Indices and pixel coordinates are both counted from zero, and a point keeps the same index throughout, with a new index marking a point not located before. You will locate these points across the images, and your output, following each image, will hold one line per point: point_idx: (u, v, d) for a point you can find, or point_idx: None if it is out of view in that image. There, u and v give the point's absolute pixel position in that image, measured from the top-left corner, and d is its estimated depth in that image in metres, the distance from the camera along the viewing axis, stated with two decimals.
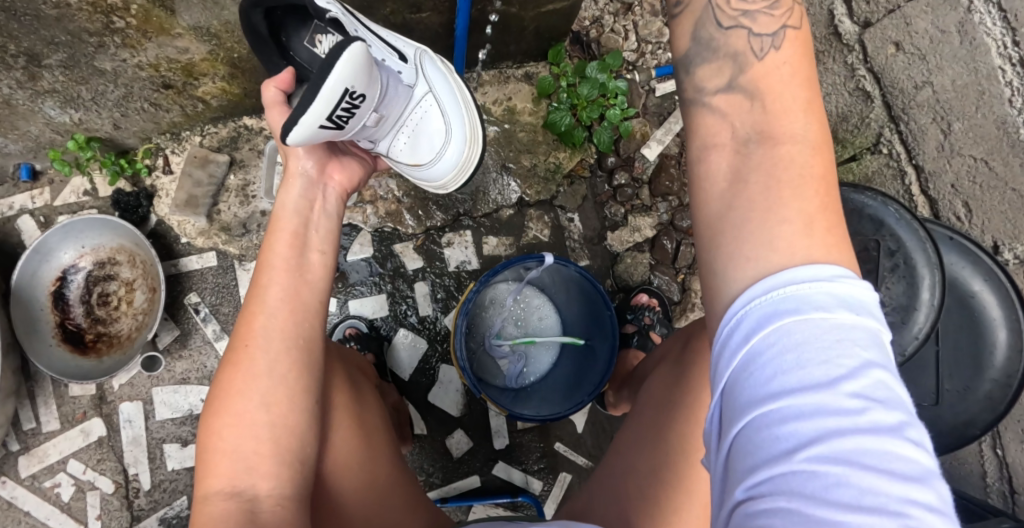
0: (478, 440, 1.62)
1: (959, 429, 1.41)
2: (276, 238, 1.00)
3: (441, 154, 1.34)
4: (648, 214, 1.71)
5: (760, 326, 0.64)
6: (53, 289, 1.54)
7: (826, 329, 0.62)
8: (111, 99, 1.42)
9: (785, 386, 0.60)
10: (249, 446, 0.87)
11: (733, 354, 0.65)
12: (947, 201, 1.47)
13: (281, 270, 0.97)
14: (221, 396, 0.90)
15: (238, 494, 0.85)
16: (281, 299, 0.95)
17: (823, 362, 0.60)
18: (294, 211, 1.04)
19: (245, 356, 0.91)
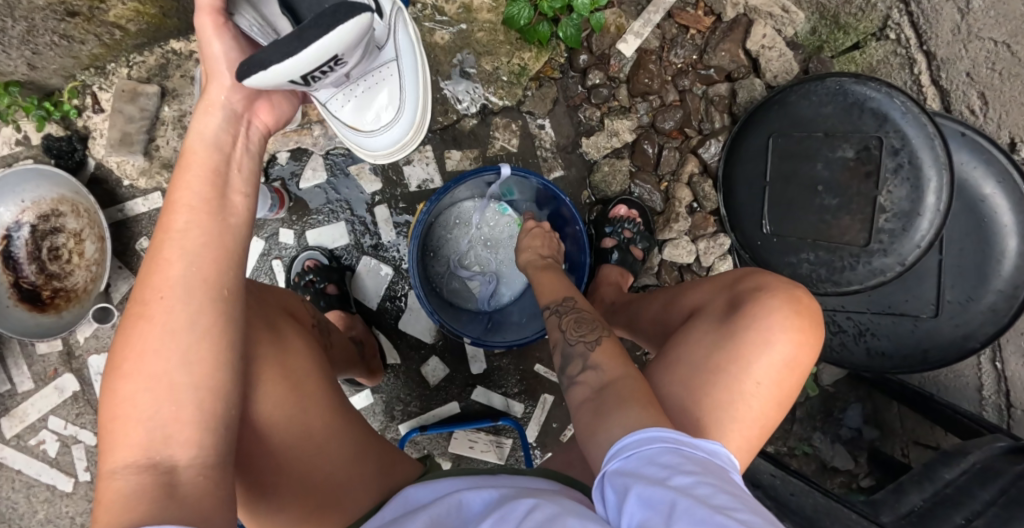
0: (454, 365, 1.57)
1: (958, 342, 1.35)
2: (189, 174, 0.85)
3: (383, 129, 1.24)
4: (627, 115, 1.56)
5: (663, 442, 0.81)
6: (0, 248, 1.47)
7: (701, 450, 0.82)
8: (15, 36, 1.26)
9: (682, 467, 0.77)
10: (165, 411, 0.76)
11: (640, 455, 0.80)
12: (960, 92, 1.33)
13: (199, 212, 0.83)
14: (126, 354, 0.77)
15: (153, 467, 0.74)
16: (196, 248, 0.82)
17: (705, 466, 0.78)
18: (213, 144, 0.89)
19: (155, 309, 0.79)
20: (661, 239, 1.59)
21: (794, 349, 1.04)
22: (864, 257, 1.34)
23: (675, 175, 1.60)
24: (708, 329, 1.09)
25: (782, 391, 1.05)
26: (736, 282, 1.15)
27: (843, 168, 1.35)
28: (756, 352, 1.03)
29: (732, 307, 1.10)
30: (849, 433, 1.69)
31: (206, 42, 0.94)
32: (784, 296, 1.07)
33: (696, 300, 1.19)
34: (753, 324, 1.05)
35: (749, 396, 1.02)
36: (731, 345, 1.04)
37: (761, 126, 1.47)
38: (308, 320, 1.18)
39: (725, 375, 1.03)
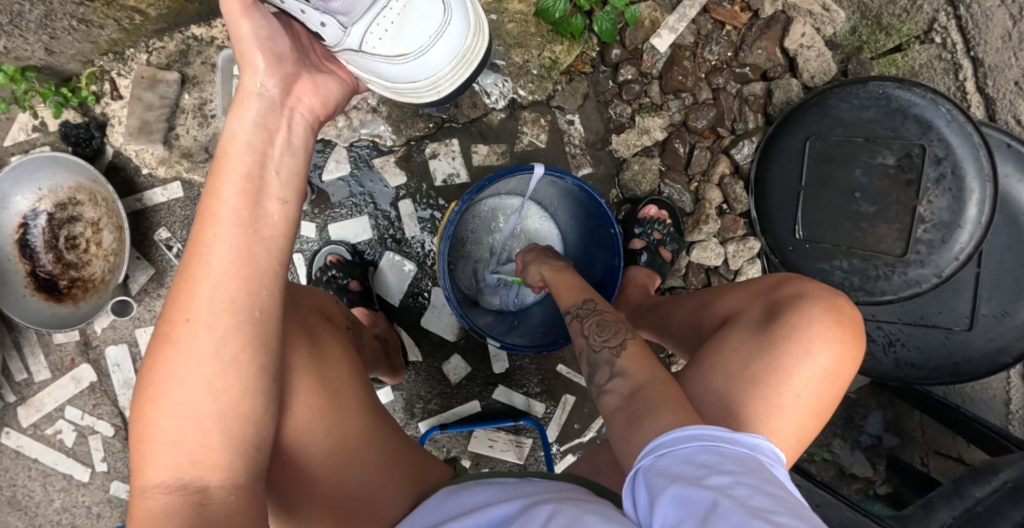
0: (475, 363, 1.56)
1: (991, 356, 1.33)
2: (223, 183, 0.80)
3: (430, 50, 1.06)
4: (658, 114, 1.53)
5: (704, 440, 0.74)
6: (17, 237, 1.44)
7: (741, 446, 0.75)
8: (32, 20, 1.22)
9: (725, 468, 0.70)
10: (193, 436, 0.73)
11: (677, 454, 0.74)
12: (1007, 101, 1.29)
13: (231, 225, 0.78)
14: (156, 371, 0.75)
15: (184, 488, 0.73)
16: (227, 266, 0.77)
17: (750, 467, 0.71)
18: (246, 145, 0.82)
19: (184, 330, 0.75)
20: (689, 241, 1.57)
21: (835, 361, 1.01)
22: (899, 267, 1.32)
23: (706, 176, 1.56)
24: (744, 338, 1.05)
25: (821, 404, 1.01)
26: (773, 288, 1.11)
27: (881, 175, 1.32)
28: (796, 363, 1.00)
29: (769, 314, 1.06)
30: (869, 440, 1.69)
31: (237, 24, 0.88)
32: (826, 305, 1.03)
33: (729, 305, 1.15)
34: (793, 334, 1.01)
35: (787, 409, 0.99)
36: (769, 356, 1.00)
37: (797, 129, 1.43)
38: (342, 322, 1.15)
39: (763, 387, 0.99)
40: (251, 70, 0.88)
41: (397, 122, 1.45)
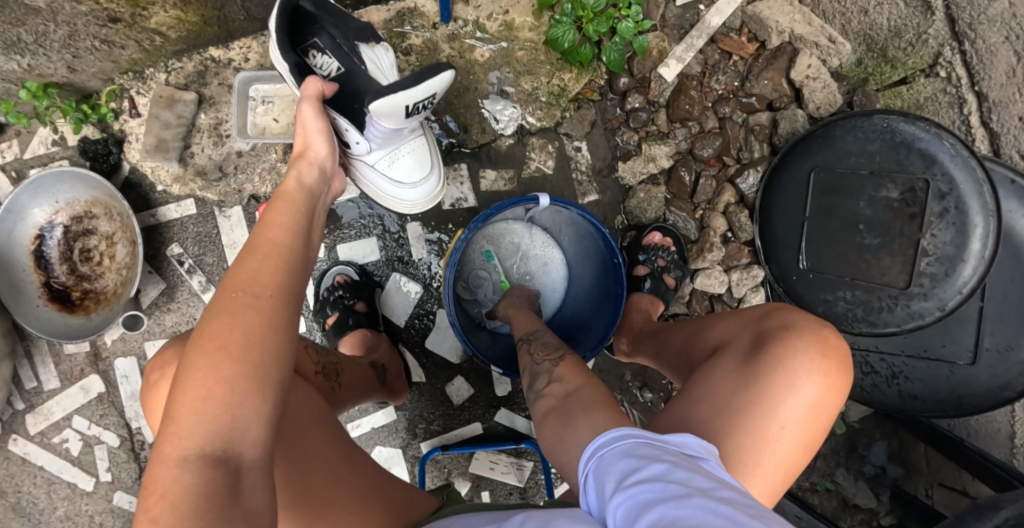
0: (479, 385, 1.57)
1: (994, 392, 1.33)
2: (283, 211, 0.94)
3: (410, 187, 1.32)
4: (665, 142, 1.54)
5: (642, 439, 0.79)
6: (32, 247, 1.47)
7: (675, 442, 0.80)
8: (56, 40, 1.26)
9: (666, 459, 0.74)
10: (246, 406, 0.75)
11: (619, 455, 0.78)
12: (1012, 137, 1.29)
13: (287, 241, 0.90)
14: (205, 340, 0.77)
15: (222, 462, 0.72)
16: (291, 268, 0.87)
17: (688, 459, 0.76)
18: (304, 195, 1.00)
19: (244, 310, 0.80)
20: (693, 268, 1.57)
21: (822, 393, 1.01)
22: (903, 299, 1.33)
23: (711, 204, 1.57)
24: (731, 368, 1.06)
25: (808, 436, 1.02)
26: (762, 318, 1.12)
27: (885, 208, 1.33)
28: (783, 394, 1.00)
29: (755, 345, 1.07)
30: (873, 469, 1.69)
31: (306, 119, 1.07)
32: (812, 337, 1.03)
33: (720, 335, 1.16)
34: (778, 365, 1.01)
35: (775, 440, 0.99)
36: (755, 387, 1.01)
37: (802, 160, 1.44)
38: (310, 369, 1.14)
39: (751, 418, 0.99)
40: (308, 160, 1.07)
41: None
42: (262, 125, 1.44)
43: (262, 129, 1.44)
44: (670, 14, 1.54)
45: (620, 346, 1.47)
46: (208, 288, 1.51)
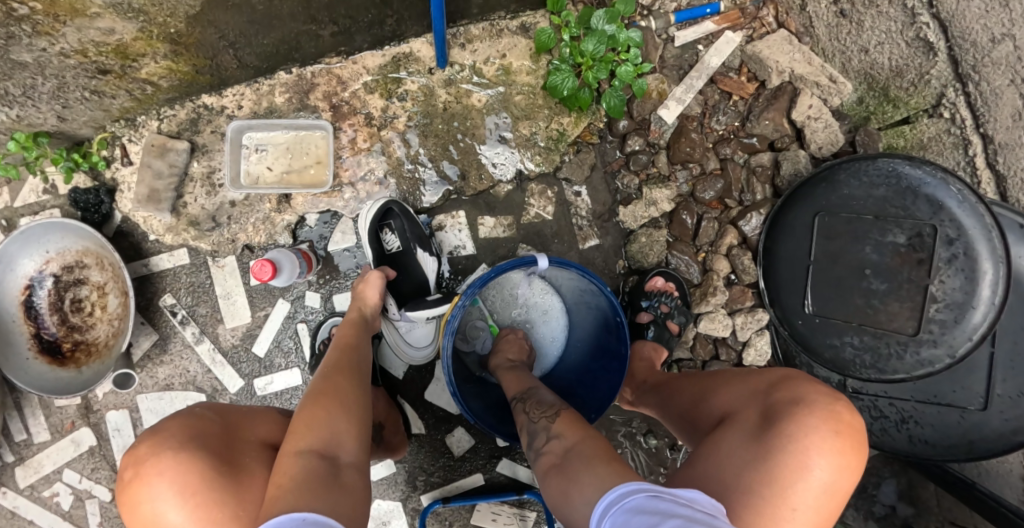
0: (480, 436, 1.52)
1: (1007, 437, 1.31)
2: (352, 330, 1.23)
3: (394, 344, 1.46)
4: (666, 185, 1.52)
5: (651, 493, 0.81)
6: (22, 298, 1.44)
7: (683, 494, 0.83)
8: (45, 91, 1.25)
9: (679, 517, 0.77)
10: (340, 425, 0.97)
11: (631, 509, 0.80)
12: (1018, 178, 1.25)
13: (358, 343, 1.19)
14: (313, 389, 1.03)
15: (325, 458, 0.92)
16: (361, 355, 1.16)
17: (697, 515, 0.79)
18: (362, 331, 1.25)
19: (338, 372, 1.08)
20: (696, 312, 1.53)
21: (835, 474, 0.98)
22: (912, 346, 1.31)
23: (714, 246, 1.55)
24: (740, 443, 1.02)
25: (821, 518, 0.98)
26: (771, 388, 1.07)
27: (892, 253, 1.31)
28: (794, 477, 0.97)
29: (766, 420, 1.02)
30: (882, 509, 1.67)
31: (371, 282, 1.30)
32: (825, 415, 0.99)
33: (727, 403, 1.12)
34: (788, 445, 0.98)
35: (787, 524, 0.96)
36: (764, 467, 0.97)
37: (806, 205, 1.42)
38: None
39: (763, 502, 0.96)
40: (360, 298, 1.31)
41: (406, 191, 1.47)
42: (256, 174, 1.42)
43: (255, 178, 1.42)
44: (669, 55, 1.52)
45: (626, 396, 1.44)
46: (201, 339, 1.47)
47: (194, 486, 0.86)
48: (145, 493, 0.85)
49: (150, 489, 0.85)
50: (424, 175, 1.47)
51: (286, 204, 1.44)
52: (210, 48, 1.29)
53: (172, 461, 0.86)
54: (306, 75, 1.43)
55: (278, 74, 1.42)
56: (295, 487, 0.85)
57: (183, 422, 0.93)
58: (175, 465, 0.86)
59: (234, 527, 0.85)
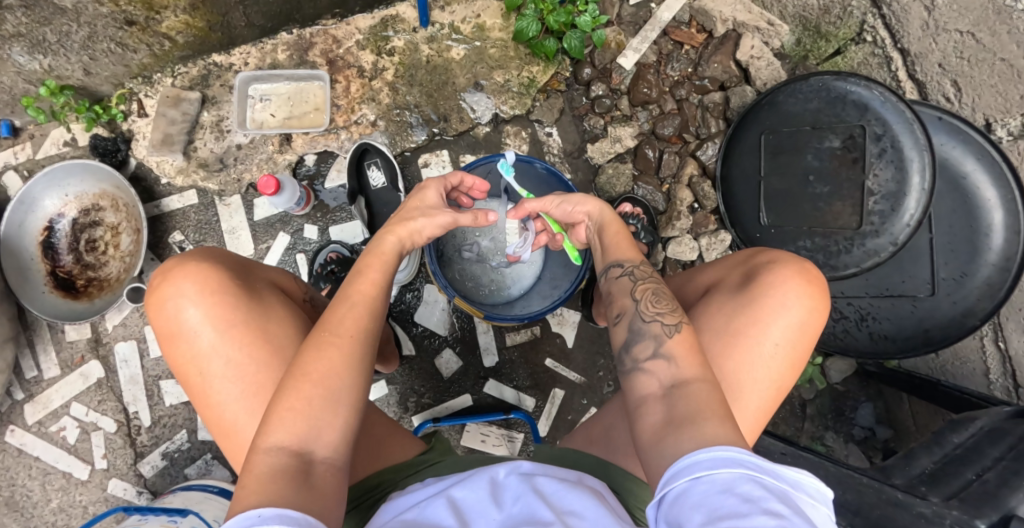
0: (467, 358, 1.62)
1: (959, 321, 1.41)
2: (371, 265, 1.13)
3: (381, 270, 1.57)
4: (628, 123, 1.69)
5: (742, 473, 0.80)
6: (41, 238, 1.56)
7: (783, 482, 0.81)
8: (77, 41, 1.41)
9: (767, 508, 0.76)
10: (323, 418, 0.96)
11: (720, 480, 0.80)
12: (935, 83, 1.44)
13: (371, 297, 1.09)
14: (301, 367, 0.99)
15: (298, 456, 0.93)
16: (372, 315, 1.07)
17: (789, 507, 0.77)
18: (387, 261, 1.14)
19: (338, 348, 1.01)
20: (664, 237, 1.68)
21: (805, 313, 1.14)
22: (857, 239, 1.43)
23: (676, 178, 1.70)
24: (727, 297, 1.19)
25: (796, 353, 1.15)
26: (750, 259, 1.25)
27: (831, 157, 1.45)
28: (774, 314, 1.14)
29: (748, 278, 1.19)
30: (862, 432, 1.71)
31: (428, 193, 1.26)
32: (796, 268, 1.17)
33: (711, 277, 1.29)
34: (768, 289, 1.15)
35: (764, 356, 1.13)
36: (751, 310, 1.14)
37: (752, 126, 1.57)
38: (298, 296, 1.20)
39: (743, 336, 1.13)
40: (429, 219, 1.21)
41: (394, 134, 1.62)
42: (260, 120, 1.59)
43: (259, 123, 1.60)
44: (625, 13, 1.70)
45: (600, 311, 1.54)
46: None
47: (212, 291, 1.03)
48: (175, 294, 1.03)
49: (178, 288, 1.03)
50: (410, 119, 1.63)
51: (287, 146, 1.60)
52: (223, 6, 1.45)
53: (197, 269, 1.04)
54: (305, 35, 1.61)
55: (281, 34, 1.61)
56: (263, 486, 0.88)
57: (208, 256, 1.08)
58: (199, 271, 1.05)
59: (252, 345, 1.03)
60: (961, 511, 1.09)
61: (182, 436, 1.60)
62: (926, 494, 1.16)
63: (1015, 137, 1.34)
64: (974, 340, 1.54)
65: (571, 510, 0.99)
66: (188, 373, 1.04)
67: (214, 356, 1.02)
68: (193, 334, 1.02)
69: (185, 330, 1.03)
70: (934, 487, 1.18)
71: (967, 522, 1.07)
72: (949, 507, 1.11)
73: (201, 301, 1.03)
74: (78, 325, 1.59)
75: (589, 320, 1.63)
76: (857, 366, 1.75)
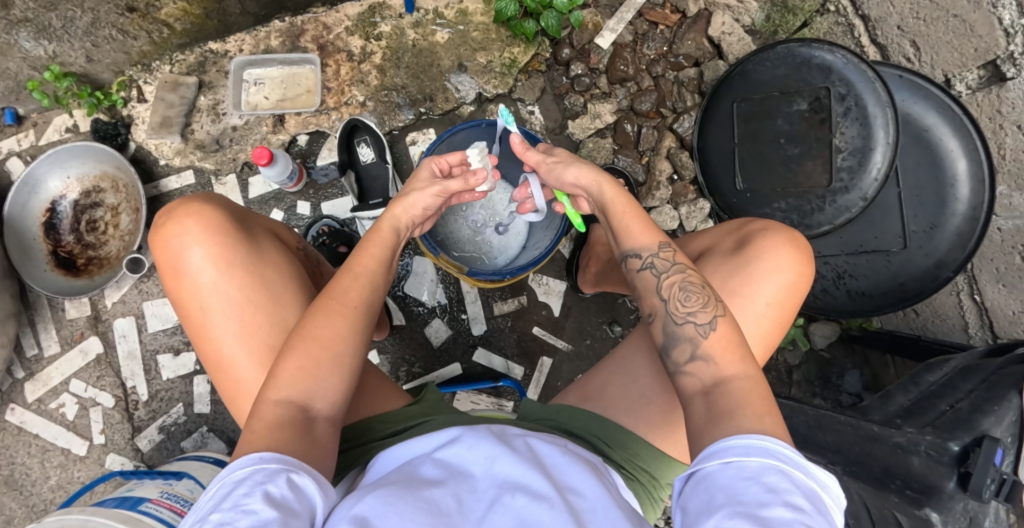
0: (456, 327, 1.66)
1: (932, 272, 1.46)
2: (372, 246, 1.13)
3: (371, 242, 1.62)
4: (607, 100, 1.76)
5: (770, 463, 0.82)
6: (43, 219, 1.63)
7: (811, 481, 0.81)
8: (81, 27, 1.49)
9: (789, 502, 0.78)
10: (326, 376, 0.99)
11: (748, 466, 0.82)
12: (896, 45, 1.56)
13: (373, 268, 1.10)
14: (307, 328, 1.01)
15: (300, 409, 0.95)
16: (374, 286, 1.09)
17: (810, 506, 0.79)
18: (389, 242, 1.15)
19: (342, 314, 1.03)
20: (645, 207, 1.74)
21: (795, 275, 1.12)
22: (829, 197, 1.48)
23: (655, 151, 1.76)
24: (720, 261, 1.17)
25: (784, 315, 1.13)
26: (743, 225, 1.23)
27: (800, 119, 1.50)
28: (765, 277, 1.12)
29: (740, 243, 1.17)
30: (849, 398, 1.71)
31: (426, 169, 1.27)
32: (787, 235, 1.15)
33: (704, 244, 1.27)
34: (759, 253, 1.13)
35: (754, 317, 1.11)
36: (744, 275, 1.12)
37: (724, 97, 1.64)
38: (293, 244, 1.27)
39: (733, 297, 1.12)
40: (416, 198, 1.20)
41: (382, 113, 1.69)
42: (254, 102, 1.67)
43: (254, 106, 1.67)
44: None
45: (586, 279, 1.57)
46: None
47: (214, 231, 1.09)
48: (179, 234, 1.08)
49: (182, 228, 1.08)
50: (397, 100, 1.70)
51: (280, 127, 1.67)
52: None
53: (198, 210, 1.10)
54: (296, 23, 1.69)
55: (273, 22, 1.68)
56: (266, 435, 0.91)
57: (213, 201, 1.13)
58: (200, 213, 1.10)
59: (253, 288, 1.09)
60: (936, 435, 1.11)
61: (179, 410, 1.64)
62: (902, 425, 1.18)
63: (972, 90, 1.45)
64: (951, 297, 1.56)
65: (571, 486, 0.92)
66: (188, 309, 1.09)
67: (215, 294, 1.08)
68: (193, 273, 1.07)
69: (187, 269, 1.08)
70: (908, 418, 1.21)
71: (941, 445, 1.09)
72: (923, 434, 1.13)
73: (204, 242, 1.08)
74: (78, 303, 1.65)
75: (574, 288, 1.67)
76: (840, 330, 1.77)
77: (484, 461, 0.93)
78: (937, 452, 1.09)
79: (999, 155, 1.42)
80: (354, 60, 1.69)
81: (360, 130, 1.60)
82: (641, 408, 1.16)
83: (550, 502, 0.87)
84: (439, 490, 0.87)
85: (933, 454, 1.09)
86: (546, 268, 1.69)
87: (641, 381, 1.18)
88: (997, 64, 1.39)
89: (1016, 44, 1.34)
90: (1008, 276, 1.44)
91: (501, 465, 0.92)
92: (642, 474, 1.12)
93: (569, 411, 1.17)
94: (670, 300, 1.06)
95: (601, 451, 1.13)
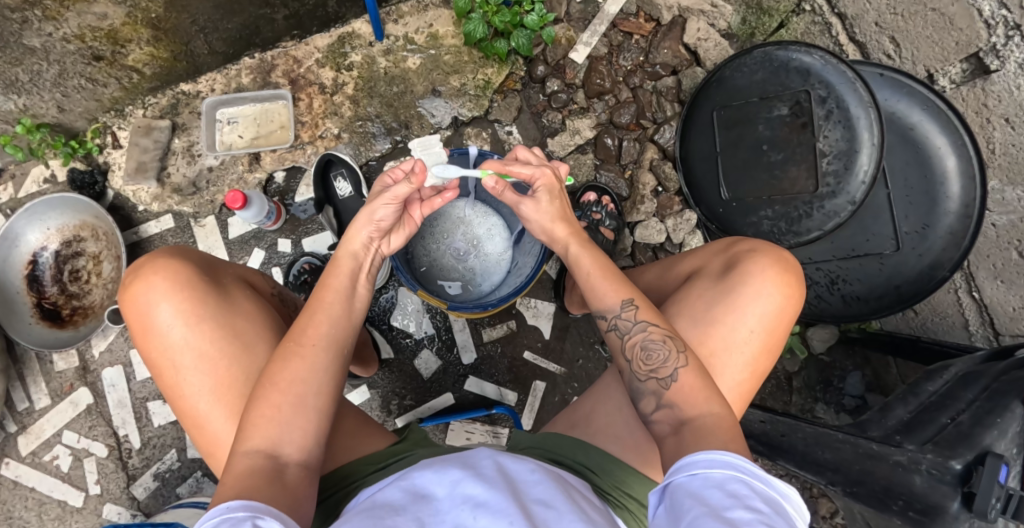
0: (445, 356, 1.64)
1: (928, 272, 1.42)
2: (334, 280, 1.10)
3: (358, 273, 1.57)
4: (586, 115, 1.73)
5: (730, 472, 0.82)
6: (26, 272, 1.63)
7: (774, 490, 0.80)
8: (48, 79, 1.47)
9: (746, 506, 0.76)
10: (296, 420, 0.97)
11: (707, 477, 0.82)
12: (875, 42, 1.53)
13: (333, 302, 1.08)
14: (273, 374, 0.99)
15: (272, 459, 0.93)
16: (335, 320, 1.06)
17: (771, 512, 0.77)
18: (349, 272, 1.12)
19: (300, 356, 1.01)
20: (631, 222, 1.71)
21: (781, 301, 1.09)
22: (816, 202, 1.42)
23: (637, 163, 1.73)
24: (706, 286, 1.14)
25: (770, 341, 1.10)
26: (730, 245, 1.19)
27: (781, 125, 1.45)
28: (750, 303, 1.08)
29: (727, 266, 1.14)
30: (852, 401, 1.67)
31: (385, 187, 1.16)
32: (774, 257, 1.11)
33: (691, 265, 1.24)
34: (745, 279, 1.10)
35: (737, 346, 1.08)
36: (728, 300, 1.09)
37: (704, 104, 1.59)
38: (265, 289, 1.25)
39: (716, 324, 1.09)
40: (367, 214, 1.13)
41: (358, 144, 1.68)
42: (229, 142, 1.66)
43: (228, 145, 1.66)
44: (574, 9, 1.74)
45: (573, 300, 1.53)
46: None
47: (181, 284, 1.07)
48: (146, 292, 1.07)
49: (149, 286, 1.06)
50: (373, 129, 1.68)
51: (256, 165, 1.66)
52: (187, 35, 1.51)
53: (164, 264, 1.08)
54: (266, 59, 1.67)
55: (243, 59, 1.67)
56: (237, 487, 0.89)
57: (179, 254, 1.12)
58: (166, 267, 1.08)
59: (222, 339, 1.07)
60: (937, 454, 1.06)
61: (172, 456, 1.63)
62: (902, 442, 1.14)
63: (957, 84, 1.41)
64: (949, 295, 1.51)
65: (539, 498, 0.89)
66: (161, 367, 1.07)
67: (185, 350, 1.06)
68: (163, 331, 1.06)
69: (157, 327, 1.06)
70: (907, 434, 1.16)
71: (942, 464, 1.04)
72: (924, 452, 1.08)
73: (172, 298, 1.06)
74: (66, 355, 1.64)
75: (563, 309, 1.64)
76: (839, 333, 1.71)
77: (449, 483, 0.89)
78: (938, 471, 1.04)
79: (988, 149, 1.38)
80: (326, 91, 1.68)
81: (338, 163, 1.60)
82: (627, 438, 1.12)
83: (512, 517, 0.83)
84: (401, 517, 0.84)
85: (935, 474, 1.05)
86: (534, 290, 1.66)
87: (627, 409, 1.15)
88: (979, 56, 1.35)
89: (997, 35, 1.30)
90: (1006, 272, 1.39)
91: (464, 486, 0.88)
92: (632, 504, 1.05)
93: (554, 439, 1.14)
94: (635, 349, 1.05)
95: (587, 478, 1.08)
